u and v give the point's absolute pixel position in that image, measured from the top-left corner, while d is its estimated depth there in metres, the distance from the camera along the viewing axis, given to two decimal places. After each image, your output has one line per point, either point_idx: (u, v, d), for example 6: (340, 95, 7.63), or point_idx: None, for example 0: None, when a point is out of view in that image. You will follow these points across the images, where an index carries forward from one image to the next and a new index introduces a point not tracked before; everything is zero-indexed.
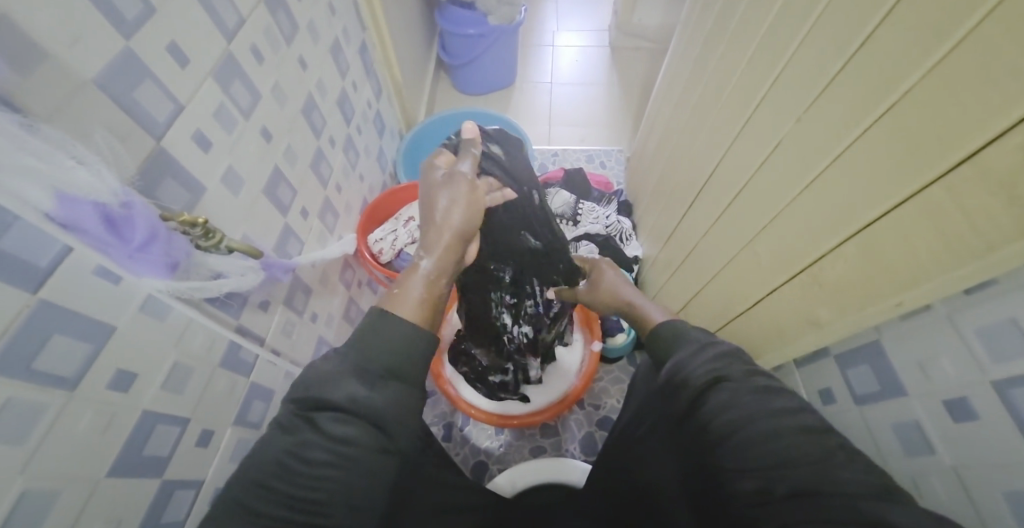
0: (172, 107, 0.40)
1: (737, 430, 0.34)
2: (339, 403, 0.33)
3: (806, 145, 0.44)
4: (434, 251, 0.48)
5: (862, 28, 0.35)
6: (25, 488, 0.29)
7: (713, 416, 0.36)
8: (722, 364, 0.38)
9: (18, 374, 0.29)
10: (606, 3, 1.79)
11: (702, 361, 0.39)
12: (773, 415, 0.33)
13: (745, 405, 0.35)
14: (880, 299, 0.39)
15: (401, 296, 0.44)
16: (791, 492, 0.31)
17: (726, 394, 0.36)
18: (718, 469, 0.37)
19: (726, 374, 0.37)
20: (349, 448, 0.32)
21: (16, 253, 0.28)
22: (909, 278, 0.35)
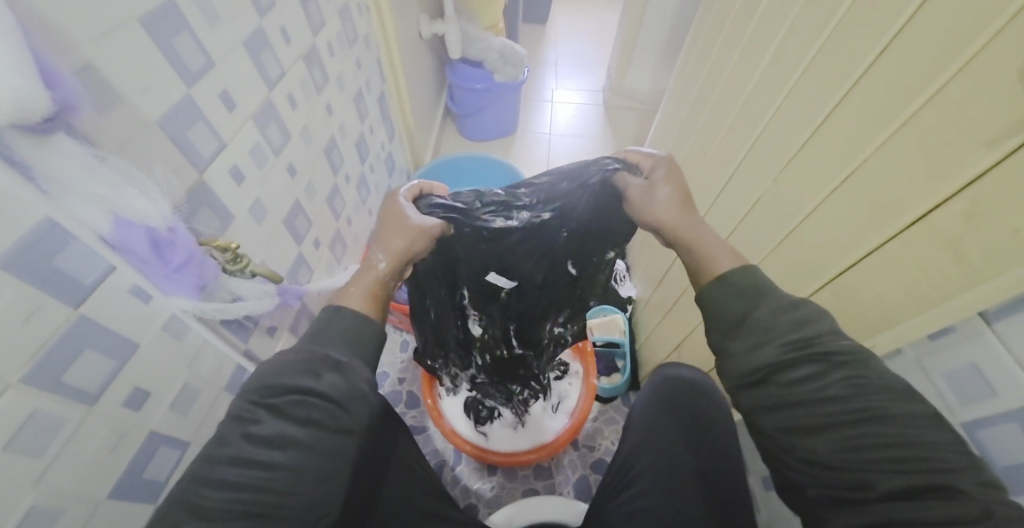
0: (216, 144, 0.44)
1: (855, 416, 0.31)
2: (301, 385, 0.33)
3: (781, 200, 0.49)
4: (379, 248, 0.50)
5: (827, 103, 0.41)
6: (34, 502, 0.29)
7: (794, 398, 0.33)
8: (809, 341, 0.34)
9: (49, 386, 0.30)
10: (601, 67, 1.96)
11: (786, 340, 0.35)
12: (875, 409, 0.30)
13: (843, 394, 0.31)
14: (854, 341, 0.42)
15: (342, 288, 0.45)
16: (904, 487, 0.29)
17: (836, 372, 0.32)
18: (791, 452, 0.33)
19: (833, 350, 0.33)
20: (302, 438, 0.31)
21: (68, 270, 0.30)
22: (878, 322, 0.39)
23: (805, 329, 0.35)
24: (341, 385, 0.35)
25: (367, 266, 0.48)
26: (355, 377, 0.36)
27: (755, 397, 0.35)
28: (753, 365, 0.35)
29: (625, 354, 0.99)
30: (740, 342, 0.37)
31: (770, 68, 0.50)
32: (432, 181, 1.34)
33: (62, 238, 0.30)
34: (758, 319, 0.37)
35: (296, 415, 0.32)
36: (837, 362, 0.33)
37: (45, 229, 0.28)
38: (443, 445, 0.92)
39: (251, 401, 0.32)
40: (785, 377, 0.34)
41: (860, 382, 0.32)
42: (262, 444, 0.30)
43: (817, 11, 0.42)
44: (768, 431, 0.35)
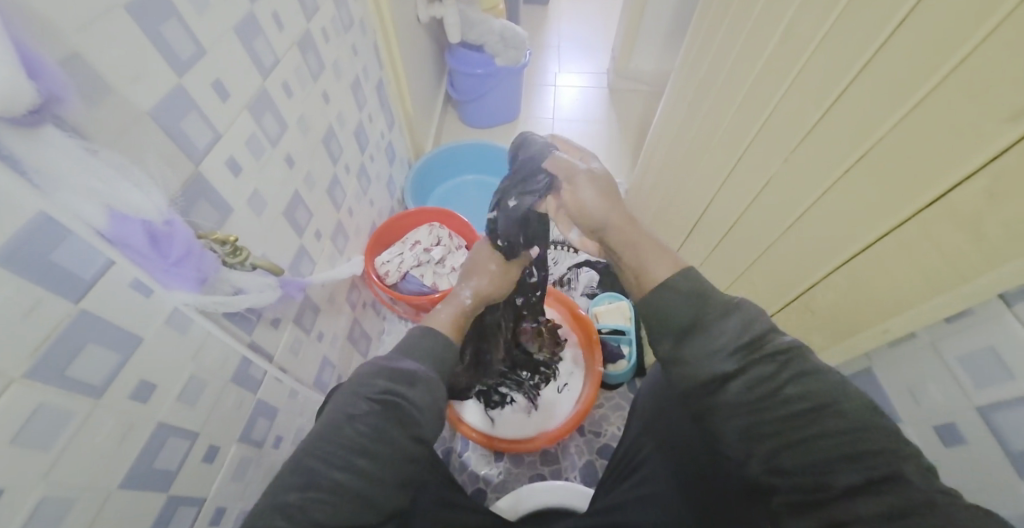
0: (210, 135, 0.43)
1: (802, 414, 0.31)
2: (392, 388, 0.38)
3: (793, 181, 0.48)
4: (467, 285, 0.63)
5: (842, 79, 0.39)
6: (43, 495, 0.30)
7: (749, 404, 0.33)
8: (755, 344, 0.34)
9: (53, 380, 0.30)
10: (604, 49, 1.91)
11: (734, 344, 0.34)
12: (820, 407, 0.30)
13: (790, 395, 0.31)
14: (867, 326, 0.41)
15: (434, 314, 0.57)
16: (861, 482, 0.29)
17: (784, 372, 0.32)
18: (758, 456, 0.33)
19: (782, 349, 0.33)
20: (393, 432, 0.35)
21: (65, 266, 0.30)
22: (891, 305, 0.38)
23: (747, 330, 0.35)
24: (422, 396, 0.40)
25: (456, 299, 0.61)
26: (433, 390, 0.41)
27: (713, 404, 0.35)
28: (705, 373, 0.35)
29: (631, 341, 0.97)
30: (692, 348, 0.36)
31: (781, 43, 0.48)
32: (434, 170, 1.33)
33: (57, 233, 0.29)
34: (705, 322, 0.37)
35: (388, 411, 0.36)
36: (784, 361, 0.33)
37: (40, 223, 0.28)
38: (450, 432, 0.93)
39: (354, 394, 0.37)
40: (737, 382, 0.34)
41: (806, 378, 0.32)
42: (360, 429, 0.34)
43: None
44: (732, 437, 0.35)
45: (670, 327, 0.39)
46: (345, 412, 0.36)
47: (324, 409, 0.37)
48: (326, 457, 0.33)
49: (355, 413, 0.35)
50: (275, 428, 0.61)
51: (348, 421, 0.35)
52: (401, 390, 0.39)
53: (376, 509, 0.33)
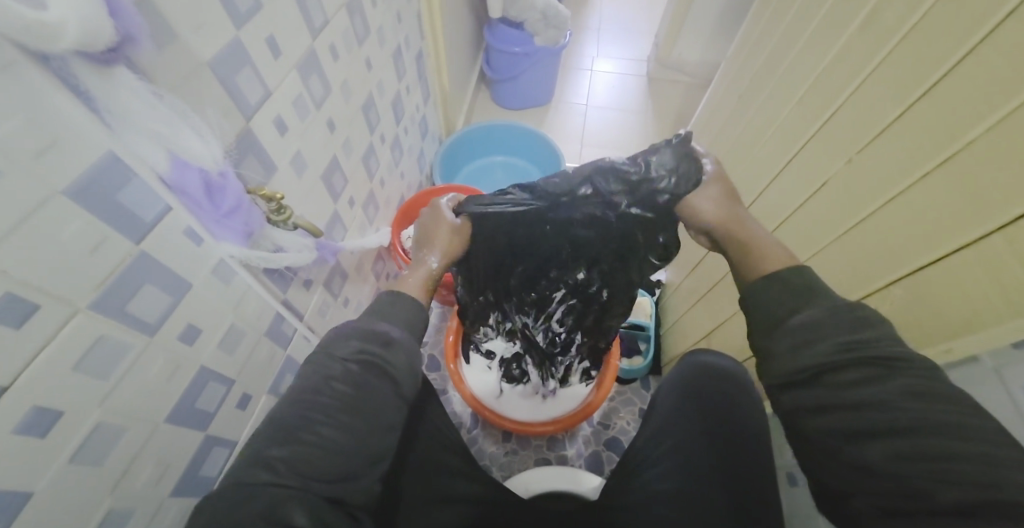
0: (262, 92, 0.44)
1: (903, 423, 0.30)
2: (371, 352, 0.38)
3: (853, 185, 0.46)
4: (432, 251, 0.56)
5: (927, 79, 0.38)
6: (99, 419, 0.32)
7: (848, 401, 0.32)
8: (860, 343, 0.33)
9: (114, 314, 0.32)
10: (647, 35, 1.85)
11: (834, 341, 0.34)
12: (933, 419, 0.29)
13: (898, 401, 0.30)
14: (925, 342, 0.40)
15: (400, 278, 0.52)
16: (968, 504, 0.27)
17: (893, 378, 0.31)
18: (841, 455, 0.32)
19: (894, 356, 0.32)
20: (370, 393, 0.36)
21: (129, 206, 0.31)
22: (962, 322, 0.36)
23: (858, 332, 0.34)
24: (399, 358, 0.39)
25: (419, 263, 0.54)
26: (411, 352, 0.41)
27: (801, 396, 0.34)
28: (796, 365, 0.35)
29: (649, 338, 0.97)
30: (781, 341, 0.37)
31: (859, 36, 0.48)
32: (465, 147, 1.32)
33: (124, 174, 0.30)
34: (802, 318, 0.36)
35: (365, 376, 0.36)
36: (895, 367, 0.31)
37: (106, 161, 0.29)
38: (461, 408, 0.95)
39: (328, 356, 0.37)
40: (836, 377, 0.33)
41: (921, 388, 0.30)
42: (338, 393, 0.35)
43: None
44: (813, 432, 0.34)
45: (768, 315, 0.39)
46: (324, 374, 0.35)
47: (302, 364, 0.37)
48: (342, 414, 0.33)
49: (332, 378, 0.35)
50: None
51: (323, 383, 0.35)
52: (375, 349, 0.38)
53: (362, 462, 0.34)
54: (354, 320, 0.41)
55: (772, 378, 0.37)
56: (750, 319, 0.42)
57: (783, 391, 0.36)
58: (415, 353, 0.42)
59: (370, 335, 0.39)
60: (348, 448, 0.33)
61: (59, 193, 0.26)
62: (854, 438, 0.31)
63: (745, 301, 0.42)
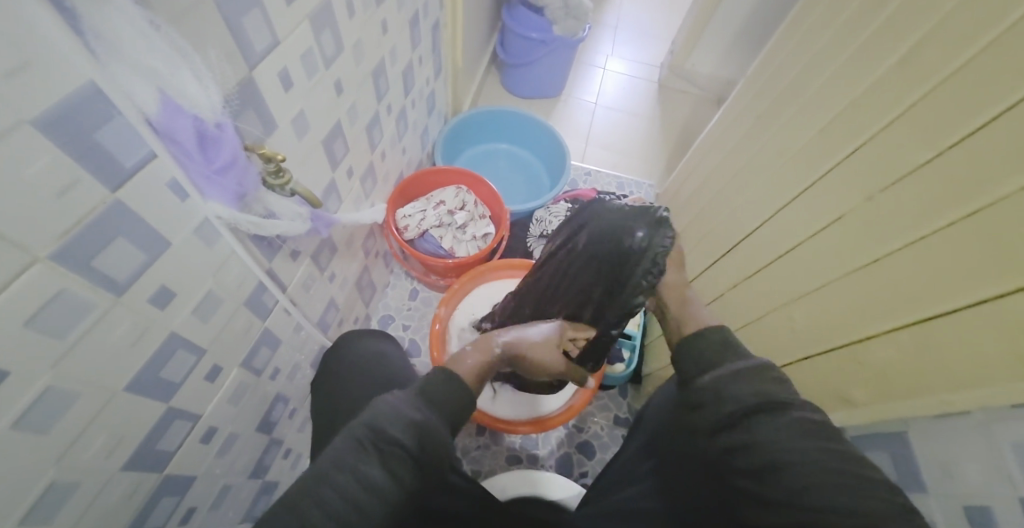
0: (269, 40, 0.40)
1: (781, 471, 0.31)
2: (399, 441, 0.33)
3: (871, 223, 0.46)
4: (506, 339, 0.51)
5: (959, 129, 0.38)
6: (49, 385, 0.28)
7: (743, 443, 0.33)
8: (755, 389, 0.35)
9: (78, 268, 0.28)
10: (665, 41, 1.83)
11: (738, 388, 0.36)
12: (815, 458, 0.30)
13: (787, 442, 0.31)
14: (924, 390, 0.38)
15: (459, 357, 0.46)
16: None
17: (778, 419, 0.33)
18: (749, 498, 0.33)
19: (782, 400, 0.34)
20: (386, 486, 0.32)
21: (108, 148, 0.27)
22: (965, 377, 0.35)
23: (754, 381, 0.36)
24: (428, 447, 0.34)
25: (489, 345, 0.49)
26: (442, 442, 0.36)
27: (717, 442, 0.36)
28: (712, 413, 0.36)
29: (634, 347, 0.96)
30: (701, 391, 0.38)
31: (894, 72, 0.47)
32: (469, 130, 1.28)
33: (106, 111, 0.26)
34: (711, 377, 0.38)
35: (389, 467, 0.32)
36: (781, 412, 0.33)
37: (87, 93, 0.25)
38: None
39: (361, 437, 0.33)
40: (738, 422, 0.34)
41: (801, 431, 0.32)
42: (361, 485, 0.31)
43: (966, 24, 0.39)
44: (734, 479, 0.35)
45: (684, 371, 0.41)
46: (351, 461, 0.32)
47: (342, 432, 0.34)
48: None
49: (359, 468, 0.32)
50: (275, 360, 0.59)
51: (350, 471, 0.31)
52: (399, 440, 0.33)
53: None
54: (394, 400, 0.36)
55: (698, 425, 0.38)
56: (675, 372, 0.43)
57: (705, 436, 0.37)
58: (444, 444, 0.36)
59: (407, 422, 0.34)
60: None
61: (27, 122, 0.22)
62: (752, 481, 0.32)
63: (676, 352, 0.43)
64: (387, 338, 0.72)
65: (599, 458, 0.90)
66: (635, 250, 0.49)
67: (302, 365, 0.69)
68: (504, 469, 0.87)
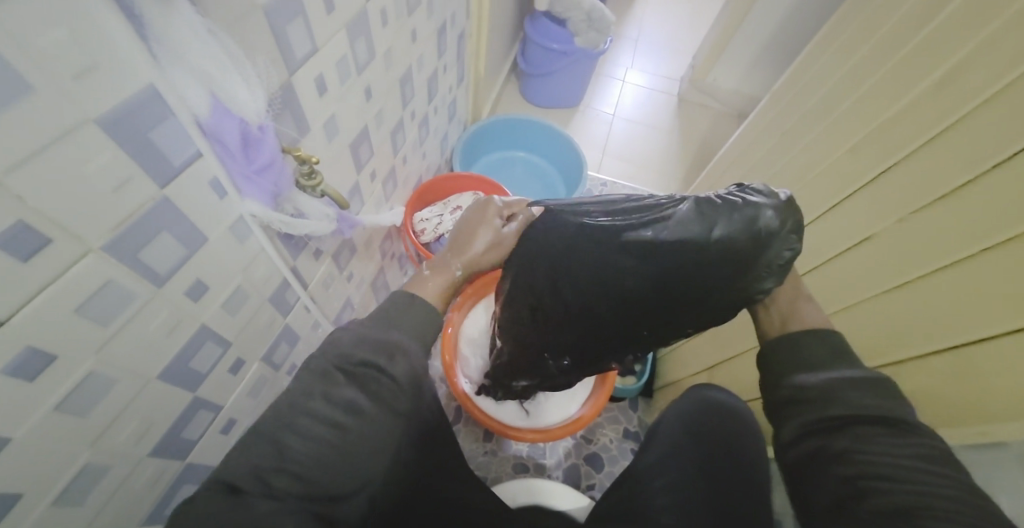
0: (309, 47, 0.41)
1: (904, 480, 0.29)
2: (376, 363, 0.34)
3: (905, 244, 0.45)
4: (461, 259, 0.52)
5: (999, 155, 0.38)
6: (92, 369, 0.29)
7: (863, 452, 0.31)
8: (883, 405, 0.33)
9: (126, 259, 0.29)
10: (685, 55, 1.83)
11: (861, 396, 0.33)
12: (950, 490, 0.27)
13: (913, 465, 0.29)
14: (964, 421, 0.38)
15: (421, 280, 0.48)
16: None
17: (906, 440, 0.30)
18: (852, 512, 0.29)
19: (906, 420, 0.32)
20: (368, 408, 0.33)
21: (160, 148, 0.29)
22: (1006, 408, 0.34)
23: (879, 397, 0.33)
24: (404, 371, 0.36)
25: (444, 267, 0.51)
26: (414, 361, 0.37)
27: (818, 444, 0.33)
28: (823, 412, 0.33)
29: (646, 360, 0.96)
30: (805, 391, 0.35)
31: (931, 94, 0.47)
32: (488, 137, 1.30)
33: (160, 112, 0.28)
34: (822, 377, 0.35)
35: (366, 386, 0.33)
36: (910, 435, 0.31)
37: (145, 95, 0.26)
38: (446, 401, 0.93)
39: (335, 362, 0.34)
40: (858, 432, 0.32)
41: (932, 458, 0.29)
42: (337, 404, 0.32)
43: (1011, 48, 0.39)
44: (814, 479, 0.32)
45: (778, 371, 0.38)
46: (325, 384, 0.33)
47: (312, 357, 0.35)
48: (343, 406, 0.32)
49: (331, 387, 0.32)
50: (293, 356, 0.61)
51: (323, 392, 0.32)
52: (364, 357, 0.34)
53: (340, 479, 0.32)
54: (365, 324, 0.37)
55: (790, 425, 0.35)
56: (764, 368, 0.40)
57: (796, 436, 0.34)
58: (418, 362, 0.37)
59: (380, 344, 0.36)
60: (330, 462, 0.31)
61: (90, 121, 0.23)
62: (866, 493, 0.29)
63: (769, 345, 0.41)
64: None
65: (606, 470, 0.90)
66: (777, 246, 0.42)
67: None
68: (510, 477, 0.87)
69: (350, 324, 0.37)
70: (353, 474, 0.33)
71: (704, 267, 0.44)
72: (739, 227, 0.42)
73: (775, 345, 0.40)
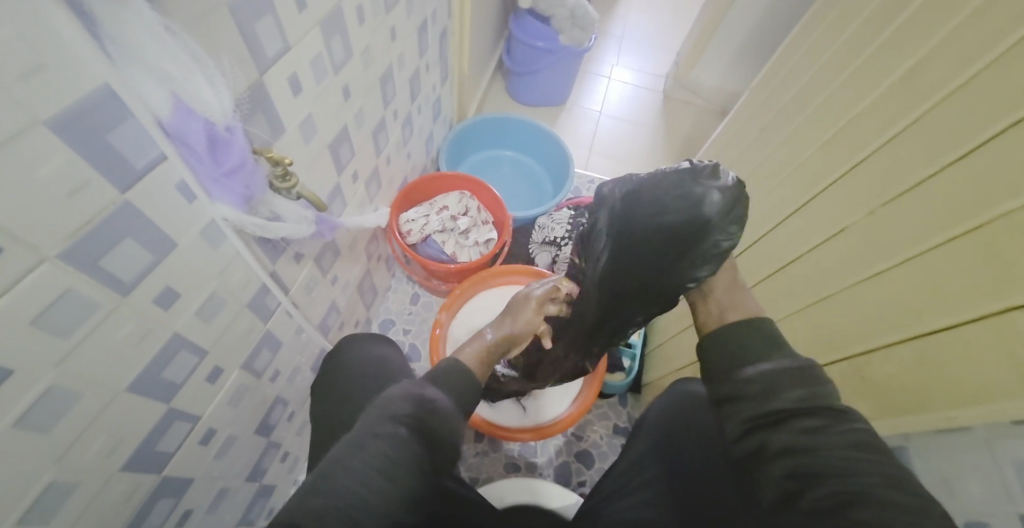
0: (280, 46, 0.40)
1: (834, 467, 0.28)
2: (416, 415, 0.35)
3: (874, 235, 0.46)
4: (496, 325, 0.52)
5: (961, 145, 0.38)
6: (53, 383, 0.28)
7: (796, 446, 0.31)
8: (812, 393, 0.33)
9: (85, 268, 0.28)
10: (669, 52, 1.84)
11: (791, 387, 0.33)
12: (879, 475, 0.27)
13: (843, 452, 0.29)
14: (928, 406, 0.38)
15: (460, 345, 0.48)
16: None
17: (837, 427, 0.30)
18: (795, 509, 0.29)
19: (838, 406, 0.32)
20: (405, 458, 0.33)
21: (119, 150, 0.28)
22: (968, 394, 0.34)
23: (808, 385, 0.33)
24: (441, 427, 0.36)
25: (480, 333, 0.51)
26: (449, 418, 0.37)
27: (756, 441, 0.33)
28: (756, 409, 0.34)
29: (635, 356, 0.96)
30: (741, 388, 0.36)
31: (899, 87, 0.48)
32: (474, 136, 1.29)
33: (118, 113, 0.27)
34: (756, 369, 0.36)
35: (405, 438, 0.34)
36: (843, 420, 0.31)
37: (99, 95, 0.25)
38: None
39: (381, 415, 0.35)
40: (791, 424, 0.32)
41: (863, 443, 0.29)
42: (380, 451, 0.32)
43: (972, 43, 0.40)
44: (762, 476, 0.32)
45: (718, 367, 0.38)
46: (371, 432, 0.33)
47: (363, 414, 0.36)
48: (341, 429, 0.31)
49: (376, 435, 0.33)
50: (276, 362, 0.59)
51: (370, 438, 0.33)
52: (408, 410, 0.35)
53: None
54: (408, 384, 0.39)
55: (732, 423, 0.35)
56: (705, 366, 0.40)
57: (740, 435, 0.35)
58: (453, 420, 0.38)
59: (422, 398, 0.37)
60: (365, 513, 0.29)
61: (40, 123, 0.22)
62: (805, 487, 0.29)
63: (707, 341, 0.41)
64: (389, 342, 0.72)
65: (598, 467, 0.89)
66: (712, 232, 0.46)
67: (303, 368, 0.69)
68: (502, 477, 0.87)
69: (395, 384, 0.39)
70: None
71: (656, 240, 0.50)
72: (683, 209, 0.47)
73: (713, 342, 0.40)
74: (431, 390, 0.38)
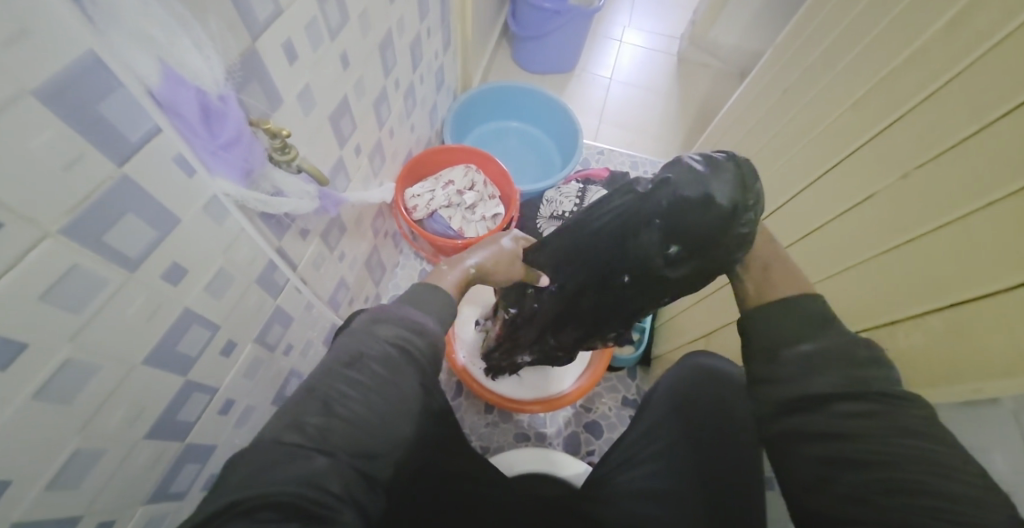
0: (272, 9, 0.38)
1: (877, 454, 0.29)
2: (403, 337, 0.36)
3: (906, 200, 0.44)
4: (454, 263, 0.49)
5: (1008, 99, 0.35)
6: (69, 357, 0.29)
7: (838, 430, 0.31)
8: (864, 382, 0.32)
9: (89, 244, 0.28)
10: (685, 11, 1.74)
11: (840, 374, 0.33)
12: (920, 459, 0.28)
13: (885, 435, 0.30)
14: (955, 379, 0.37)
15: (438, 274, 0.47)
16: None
17: (882, 413, 0.31)
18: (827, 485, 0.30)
19: (888, 393, 0.32)
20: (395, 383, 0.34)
21: (111, 121, 0.27)
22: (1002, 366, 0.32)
23: (858, 373, 0.33)
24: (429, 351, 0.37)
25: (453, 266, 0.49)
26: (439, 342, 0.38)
27: (788, 423, 0.33)
28: (796, 391, 0.33)
29: (644, 329, 0.96)
30: (782, 368, 0.35)
31: (941, 36, 0.44)
32: (480, 107, 1.26)
33: (108, 82, 0.26)
34: (798, 352, 0.35)
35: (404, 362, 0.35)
36: (893, 406, 0.31)
37: (87, 62, 0.24)
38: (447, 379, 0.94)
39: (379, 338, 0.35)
40: (832, 407, 0.32)
41: (909, 431, 0.29)
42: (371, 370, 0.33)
43: None
44: (791, 457, 0.32)
45: (757, 345, 0.38)
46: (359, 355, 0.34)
47: (345, 335, 0.36)
48: (357, 397, 0.32)
49: (366, 358, 0.34)
50: (287, 336, 0.60)
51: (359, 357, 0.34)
52: (396, 333, 0.36)
53: (379, 446, 0.33)
54: (387, 305, 0.39)
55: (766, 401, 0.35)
56: (746, 347, 0.39)
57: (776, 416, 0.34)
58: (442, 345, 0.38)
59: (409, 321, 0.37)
60: (364, 427, 0.32)
61: (28, 92, 0.22)
62: (840, 468, 0.30)
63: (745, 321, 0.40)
64: None
65: (606, 437, 0.91)
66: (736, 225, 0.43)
67: (315, 341, 0.70)
68: (512, 446, 0.89)
69: (379, 305, 0.39)
70: (385, 438, 0.34)
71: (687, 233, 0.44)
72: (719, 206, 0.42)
73: (751, 325, 0.39)
74: (405, 312, 0.38)
